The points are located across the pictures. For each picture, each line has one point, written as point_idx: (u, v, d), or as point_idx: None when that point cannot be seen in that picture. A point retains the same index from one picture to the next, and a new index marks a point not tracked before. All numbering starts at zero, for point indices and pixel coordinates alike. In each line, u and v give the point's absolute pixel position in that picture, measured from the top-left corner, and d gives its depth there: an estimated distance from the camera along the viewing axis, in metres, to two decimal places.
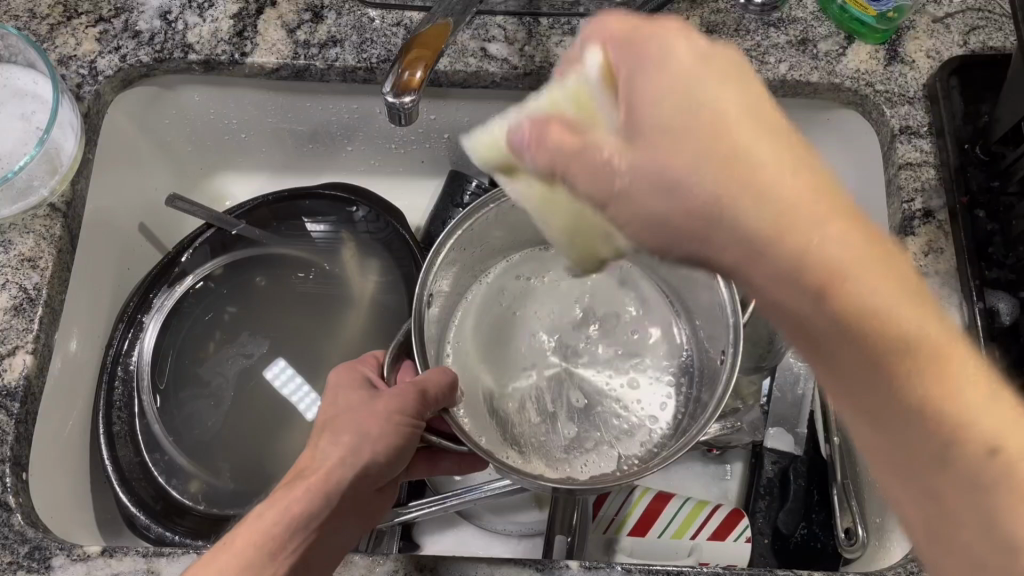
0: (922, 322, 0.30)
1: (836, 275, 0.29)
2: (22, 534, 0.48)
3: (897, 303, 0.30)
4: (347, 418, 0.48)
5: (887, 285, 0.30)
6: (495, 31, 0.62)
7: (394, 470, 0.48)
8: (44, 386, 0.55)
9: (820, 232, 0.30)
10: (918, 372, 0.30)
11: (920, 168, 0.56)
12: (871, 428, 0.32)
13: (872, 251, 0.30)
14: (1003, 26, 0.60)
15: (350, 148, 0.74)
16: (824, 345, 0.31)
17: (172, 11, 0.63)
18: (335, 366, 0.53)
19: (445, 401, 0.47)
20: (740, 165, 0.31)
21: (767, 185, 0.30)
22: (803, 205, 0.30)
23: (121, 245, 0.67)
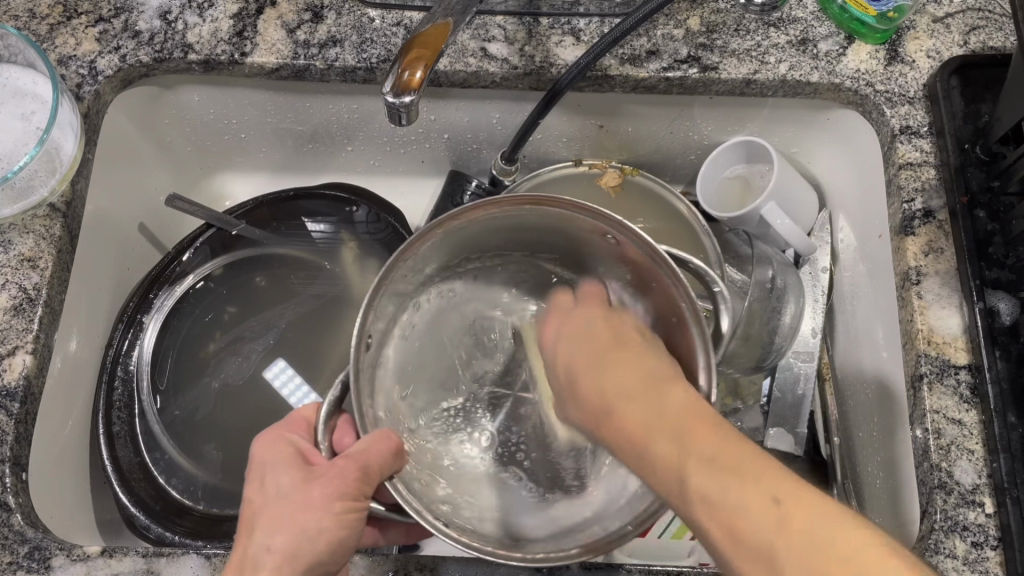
0: (683, 398, 0.38)
1: (677, 467, 0.35)
2: (22, 534, 0.48)
3: (729, 481, 0.33)
4: (279, 511, 0.44)
5: (727, 469, 0.33)
6: (495, 31, 0.62)
7: (339, 558, 0.45)
8: (44, 386, 0.55)
9: (682, 447, 0.35)
10: (676, 432, 0.36)
11: (920, 168, 0.56)
12: (716, 485, 0.33)
13: (697, 419, 0.36)
14: (1003, 26, 0.60)
15: (351, 148, 0.74)
16: (680, 427, 0.36)
17: (172, 11, 0.63)
18: (262, 436, 0.49)
19: (388, 470, 0.44)
20: (622, 402, 0.39)
21: (647, 415, 0.38)
22: (694, 414, 0.36)
23: (121, 244, 0.67)
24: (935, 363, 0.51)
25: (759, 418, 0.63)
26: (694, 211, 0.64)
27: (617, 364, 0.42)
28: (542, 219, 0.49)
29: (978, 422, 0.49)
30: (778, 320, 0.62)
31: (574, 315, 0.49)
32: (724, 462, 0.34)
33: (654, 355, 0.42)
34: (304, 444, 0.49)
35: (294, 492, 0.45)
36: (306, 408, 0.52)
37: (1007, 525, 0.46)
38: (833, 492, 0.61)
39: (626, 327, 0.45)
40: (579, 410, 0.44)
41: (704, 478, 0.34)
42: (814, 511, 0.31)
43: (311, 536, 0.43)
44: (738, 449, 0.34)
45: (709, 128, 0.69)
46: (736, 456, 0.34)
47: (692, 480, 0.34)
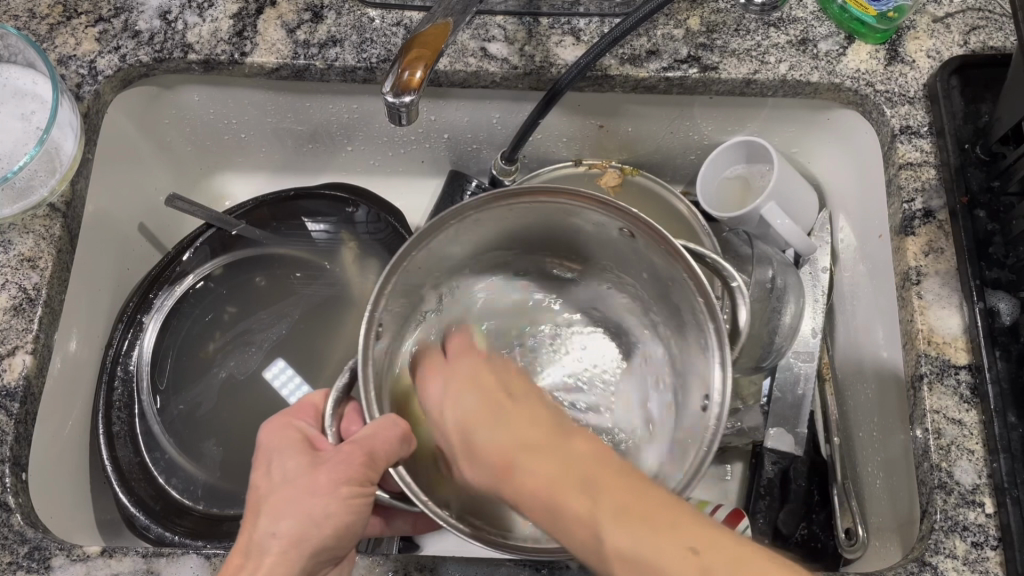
0: (576, 447, 0.38)
1: (595, 530, 0.34)
2: (22, 534, 0.48)
3: (649, 537, 0.32)
4: (284, 496, 0.44)
5: (647, 523, 0.33)
6: (495, 31, 0.62)
7: (345, 544, 0.45)
8: (44, 386, 0.55)
9: (592, 498, 0.34)
10: (582, 488, 0.35)
11: (920, 168, 0.56)
12: (616, 527, 0.33)
13: (596, 463, 0.37)
14: (1003, 26, 0.60)
15: (350, 148, 0.74)
16: (575, 488, 0.35)
17: (172, 11, 0.63)
18: (269, 422, 0.49)
19: (396, 456, 0.44)
20: (533, 457, 0.38)
21: (548, 471, 0.37)
22: (587, 463, 0.36)
23: (121, 244, 0.67)
24: (935, 363, 0.51)
25: (760, 418, 0.63)
26: (694, 211, 0.64)
27: (513, 420, 0.40)
28: (555, 212, 0.50)
29: (978, 422, 0.49)
30: (778, 319, 0.62)
31: (455, 368, 0.46)
32: (620, 500, 0.34)
33: (534, 405, 0.42)
34: (311, 430, 0.49)
35: (301, 477, 0.45)
36: (313, 394, 0.52)
37: (1007, 525, 0.46)
38: (833, 492, 0.60)
39: (516, 383, 0.44)
40: (477, 474, 0.40)
41: (616, 530, 0.33)
42: (746, 566, 0.31)
43: (317, 522, 0.43)
44: (620, 492, 0.35)
45: (709, 128, 0.69)
46: (672, 521, 0.33)
47: (606, 534, 0.33)
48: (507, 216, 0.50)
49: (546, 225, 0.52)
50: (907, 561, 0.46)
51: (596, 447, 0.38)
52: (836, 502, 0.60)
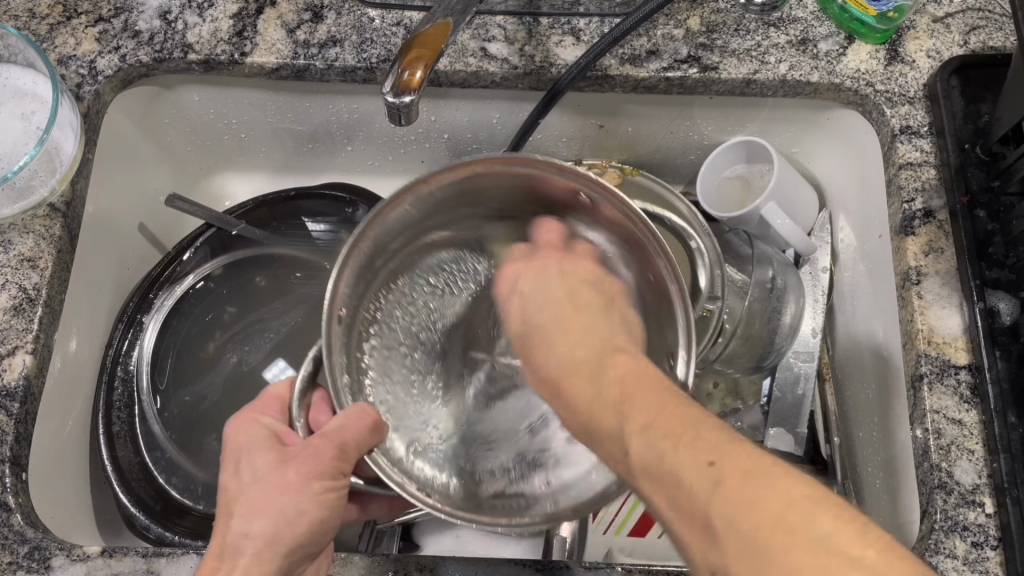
0: (630, 363, 0.38)
1: (621, 441, 0.34)
2: (22, 534, 0.48)
3: (662, 443, 0.32)
4: (256, 495, 0.44)
5: (668, 436, 0.32)
6: (495, 31, 0.62)
7: (321, 539, 0.46)
8: (44, 386, 0.55)
9: (621, 408, 0.35)
10: (621, 401, 0.36)
11: (920, 168, 0.56)
12: (640, 441, 0.33)
13: (635, 374, 0.37)
14: (1003, 26, 0.60)
15: (350, 148, 0.74)
16: (629, 410, 0.35)
17: (172, 11, 0.63)
18: (235, 418, 0.49)
19: (366, 445, 0.45)
20: (590, 377, 0.39)
21: (606, 386, 0.37)
22: (635, 378, 0.37)
23: (121, 243, 0.67)
24: (935, 363, 0.51)
25: (758, 418, 0.64)
26: (694, 210, 0.64)
27: (573, 326, 0.43)
28: (509, 187, 0.50)
29: (978, 422, 0.49)
30: (778, 320, 0.62)
31: (539, 261, 0.50)
32: (658, 422, 0.33)
33: (603, 317, 0.44)
34: (280, 425, 0.49)
35: (271, 474, 0.45)
36: (279, 386, 0.51)
37: (1007, 526, 0.46)
38: (833, 489, 0.61)
39: (587, 287, 0.47)
40: (534, 373, 0.44)
41: (638, 440, 0.33)
42: (754, 474, 0.29)
43: (290, 520, 0.44)
44: (685, 417, 0.33)
45: (709, 128, 0.69)
46: (692, 435, 0.32)
47: (631, 449, 0.33)
48: (461, 195, 0.50)
49: (505, 202, 0.52)
50: None
51: (642, 368, 0.37)
52: None
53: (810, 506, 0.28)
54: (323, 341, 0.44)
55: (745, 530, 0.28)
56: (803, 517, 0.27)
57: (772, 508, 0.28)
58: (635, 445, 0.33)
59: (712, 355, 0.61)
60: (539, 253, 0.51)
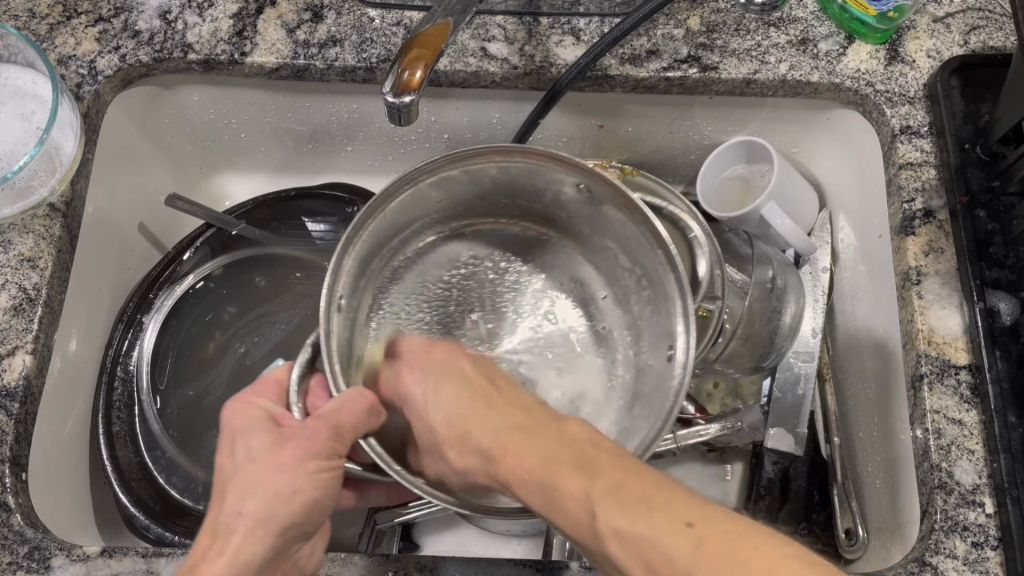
0: (578, 433, 0.39)
1: (586, 508, 0.35)
2: (22, 534, 0.48)
3: (639, 511, 0.33)
4: (248, 474, 0.43)
5: (642, 502, 0.34)
6: (495, 31, 0.61)
7: (315, 519, 0.44)
8: (44, 386, 0.55)
9: (585, 473, 0.36)
10: (581, 468, 0.36)
11: (920, 168, 0.56)
12: (614, 507, 0.34)
13: (587, 445, 0.38)
14: (1003, 26, 0.60)
15: (350, 148, 0.74)
16: (591, 470, 0.36)
17: (172, 11, 0.63)
18: (231, 401, 0.48)
19: (364, 427, 0.45)
20: (522, 445, 0.39)
21: (549, 449, 0.38)
22: (592, 447, 0.38)
23: (121, 243, 0.67)
24: (935, 363, 0.51)
25: (759, 418, 0.63)
26: (694, 211, 0.64)
27: (498, 407, 0.43)
28: (513, 172, 0.51)
29: (978, 422, 0.49)
30: (778, 320, 0.62)
31: (433, 354, 0.49)
32: (628, 490, 0.34)
33: (522, 393, 0.45)
34: (276, 409, 0.48)
35: (263, 453, 0.44)
36: (275, 371, 0.51)
37: (1007, 526, 0.46)
38: (833, 491, 0.61)
39: (496, 371, 0.47)
40: (431, 435, 0.45)
41: (609, 508, 0.34)
42: (736, 538, 0.31)
43: (284, 498, 0.42)
44: (648, 485, 0.35)
45: (709, 128, 0.69)
46: (663, 500, 0.33)
47: (599, 511, 0.34)
48: (464, 180, 0.52)
49: (510, 187, 0.54)
50: (907, 561, 0.46)
51: (597, 437, 0.39)
52: (836, 502, 0.60)
53: (801, 562, 0.30)
54: (321, 328, 0.44)
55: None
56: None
57: (761, 568, 0.30)
58: (602, 509, 0.34)
59: (713, 355, 0.61)
60: (444, 351, 0.49)
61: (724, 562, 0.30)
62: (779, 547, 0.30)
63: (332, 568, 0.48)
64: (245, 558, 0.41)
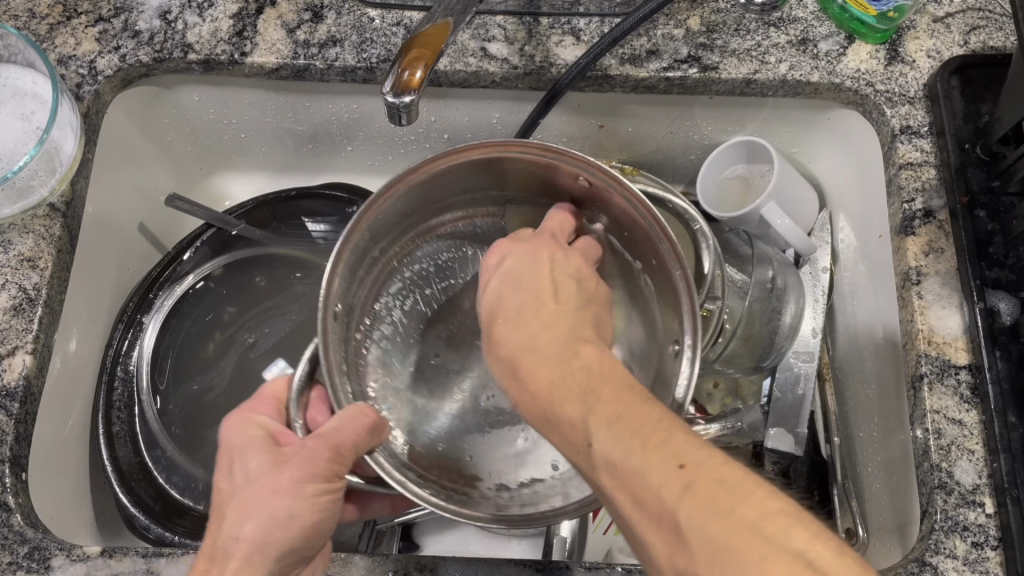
0: (598, 357, 0.38)
1: (586, 434, 0.35)
2: (22, 534, 0.48)
3: (631, 443, 0.33)
4: (246, 500, 0.43)
5: (641, 434, 0.33)
6: (495, 31, 0.61)
7: (313, 542, 0.44)
8: (44, 386, 0.55)
9: (589, 402, 0.36)
10: (587, 395, 0.36)
11: (920, 168, 0.56)
12: (612, 438, 0.34)
13: (603, 369, 0.37)
14: (1003, 25, 0.60)
15: (350, 148, 0.74)
16: (598, 399, 0.35)
17: (172, 11, 0.63)
18: (229, 419, 0.48)
19: (364, 445, 0.44)
20: (537, 361, 0.39)
21: (563, 371, 0.38)
22: (603, 374, 0.37)
23: (121, 243, 0.67)
24: (935, 363, 0.51)
25: (759, 417, 0.63)
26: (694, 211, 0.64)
27: (539, 321, 0.41)
28: (509, 170, 0.50)
29: (978, 422, 0.49)
30: (778, 320, 0.62)
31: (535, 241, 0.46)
32: (631, 420, 0.34)
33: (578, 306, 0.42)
34: (274, 425, 0.48)
35: (263, 476, 0.44)
36: (273, 385, 0.50)
37: (1007, 526, 0.46)
38: (833, 491, 0.60)
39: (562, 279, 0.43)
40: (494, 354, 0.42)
41: (609, 437, 0.34)
42: (723, 482, 0.31)
43: (282, 524, 0.42)
44: (650, 418, 0.34)
45: (709, 128, 0.68)
46: (663, 436, 0.33)
47: (597, 441, 0.34)
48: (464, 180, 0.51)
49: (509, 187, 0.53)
50: (907, 561, 0.46)
51: (608, 362, 0.38)
52: (836, 502, 0.60)
53: (783, 517, 0.30)
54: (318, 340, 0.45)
55: (717, 533, 0.29)
56: (780, 530, 0.29)
57: (743, 518, 0.30)
58: (603, 438, 0.34)
59: (713, 355, 0.61)
60: (539, 243, 0.45)
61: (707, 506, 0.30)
62: (769, 503, 0.30)
63: (332, 568, 0.48)
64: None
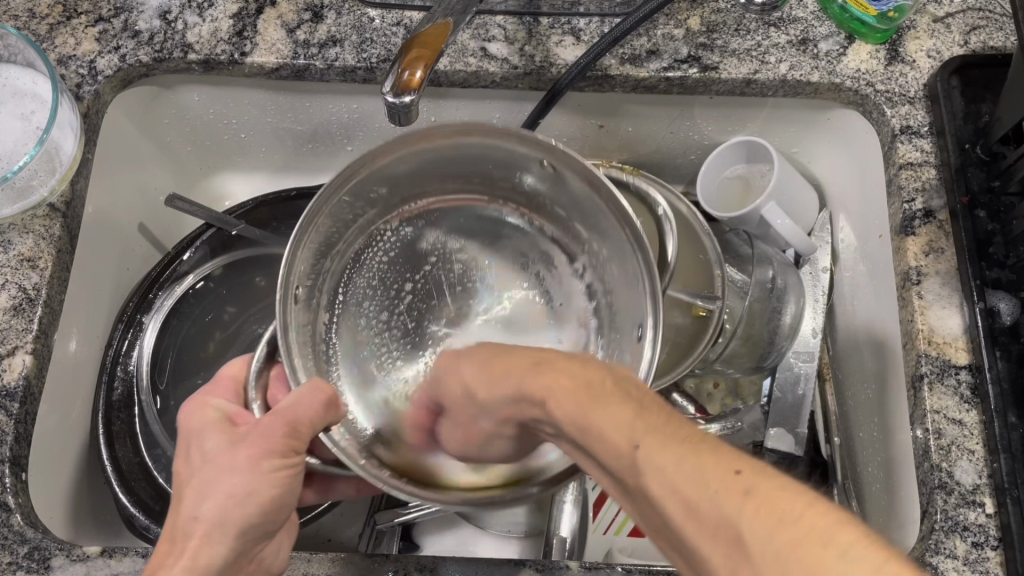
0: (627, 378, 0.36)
1: (626, 448, 0.31)
2: (22, 535, 0.48)
3: (680, 451, 0.30)
4: (203, 480, 0.43)
5: (685, 445, 0.30)
6: (495, 31, 0.61)
7: (275, 517, 0.44)
8: (44, 386, 0.55)
9: (629, 411, 0.32)
10: (621, 408, 0.32)
11: (920, 168, 0.56)
12: (653, 447, 0.30)
13: (631, 389, 0.34)
14: (1003, 26, 0.60)
15: (350, 148, 0.74)
16: (632, 412, 0.32)
17: (172, 11, 0.63)
18: (186, 404, 0.48)
19: (320, 422, 0.43)
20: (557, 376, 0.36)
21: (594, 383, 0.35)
22: (633, 392, 0.34)
23: (121, 244, 0.67)
24: (935, 363, 0.51)
25: (759, 417, 0.63)
26: (694, 211, 0.64)
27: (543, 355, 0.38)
28: (472, 151, 0.50)
29: (978, 422, 0.49)
30: (778, 320, 0.62)
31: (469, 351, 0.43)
32: (670, 432, 0.31)
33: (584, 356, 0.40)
34: (231, 408, 0.48)
35: (219, 455, 0.44)
36: (233, 366, 0.51)
37: (1007, 526, 0.46)
38: (834, 492, 0.61)
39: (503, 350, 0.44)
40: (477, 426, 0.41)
41: (655, 447, 0.30)
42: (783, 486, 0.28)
43: (239, 500, 0.42)
44: (691, 435, 0.31)
45: (709, 128, 0.68)
46: (705, 445, 0.30)
47: (643, 451, 0.30)
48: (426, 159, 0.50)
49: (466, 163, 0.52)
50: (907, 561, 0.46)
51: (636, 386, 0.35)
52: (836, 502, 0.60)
53: (854, 523, 0.26)
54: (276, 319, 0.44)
55: (785, 536, 0.26)
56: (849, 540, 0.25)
57: (807, 525, 0.26)
58: (642, 449, 0.30)
59: (713, 355, 0.61)
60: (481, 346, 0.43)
61: (761, 505, 0.27)
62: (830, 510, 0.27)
63: (332, 568, 0.48)
64: (204, 561, 0.41)
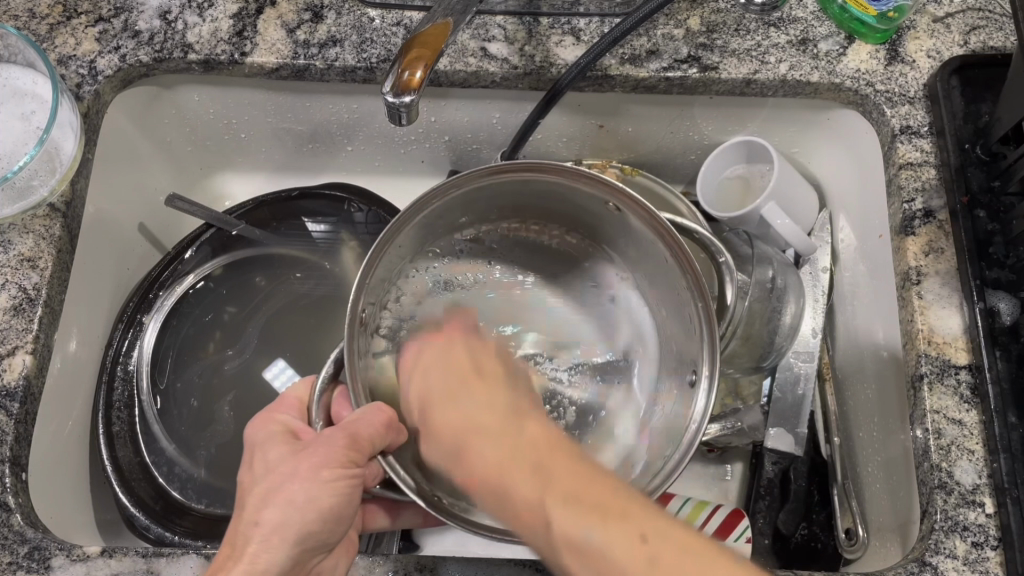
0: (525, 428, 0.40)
1: (539, 512, 0.35)
2: (22, 534, 0.48)
3: (579, 511, 0.34)
4: (268, 486, 0.44)
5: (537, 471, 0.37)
6: (494, 31, 0.62)
7: (330, 529, 0.45)
8: (44, 387, 0.55)
9: (533, 472, 0.37)
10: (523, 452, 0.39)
11: (920, 168, 0.56)
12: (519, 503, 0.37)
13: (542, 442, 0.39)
14: (1003, 26, 0.60)
15: (350, 148, 0.74)
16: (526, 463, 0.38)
17: (172, 11, 0.63)
18: (251, 421, 0.50)
19: (380, 440, 0.45)
20: (477, 437, 0.40)
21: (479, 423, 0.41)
22: (529, 443, 0.39)
23: (121, 243, 0.67)
24: (935, 363, 0.51)
25: (759, 418, 0.63)
26: (694, 211, 0.65)
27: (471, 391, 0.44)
28: (536, 181, 0.52)
29: (978, 422, 0.49)
30: (778, 320, 0.62)
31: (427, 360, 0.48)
32: (553, 476, 0.36)
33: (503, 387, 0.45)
34: (294, 423, 0.50)
35: (282, 464, 0.45)
36: (296, 388, 0.52)
37: (1007, 526, 0.46)
38: (833, 492, 0.60)
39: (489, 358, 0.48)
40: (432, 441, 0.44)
41: (559, 507, 0.35)
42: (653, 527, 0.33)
43: (299, 506, 0.43)
44: (534, 448, 0.38)
45: (709, 128, 0.68)
46: (593, 491, 0.35)
47: (550, 515, 0.35)
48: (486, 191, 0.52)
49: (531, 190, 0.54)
50: (907, 561, 0.46)
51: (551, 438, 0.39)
52: (836, 502, 0.60)
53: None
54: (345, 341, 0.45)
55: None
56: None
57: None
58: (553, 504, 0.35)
59: None
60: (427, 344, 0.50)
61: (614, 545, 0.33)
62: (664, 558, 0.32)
63: None
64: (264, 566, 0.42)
